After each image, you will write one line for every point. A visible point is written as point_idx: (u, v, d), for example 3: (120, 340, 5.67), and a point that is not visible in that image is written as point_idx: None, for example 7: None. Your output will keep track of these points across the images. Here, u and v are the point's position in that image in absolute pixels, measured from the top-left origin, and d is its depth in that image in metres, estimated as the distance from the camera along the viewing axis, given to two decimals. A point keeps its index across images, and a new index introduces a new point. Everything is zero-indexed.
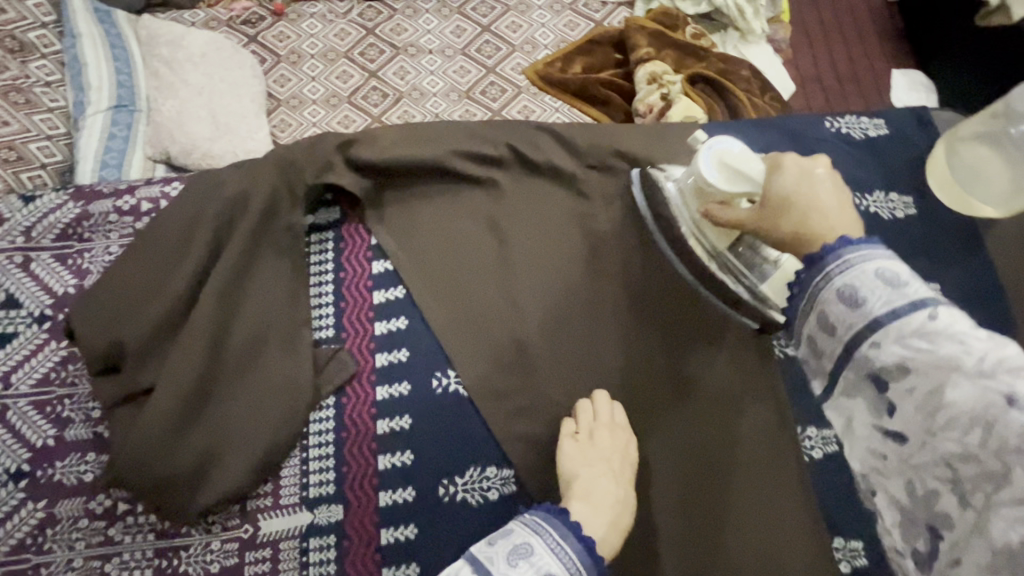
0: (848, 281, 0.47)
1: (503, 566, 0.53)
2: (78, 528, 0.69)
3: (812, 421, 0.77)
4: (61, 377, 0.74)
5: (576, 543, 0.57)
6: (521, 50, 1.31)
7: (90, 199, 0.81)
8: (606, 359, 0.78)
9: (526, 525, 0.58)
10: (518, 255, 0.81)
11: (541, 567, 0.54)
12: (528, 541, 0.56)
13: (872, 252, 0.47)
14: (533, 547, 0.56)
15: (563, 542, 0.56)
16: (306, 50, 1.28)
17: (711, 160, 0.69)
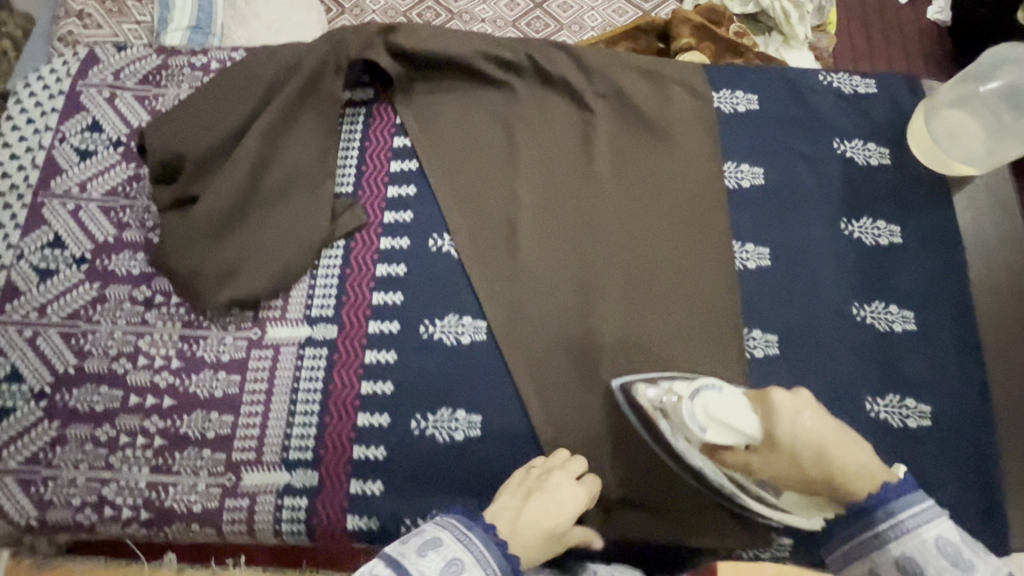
0: (909, 514, 0.63)
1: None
2: (122, 308, 0.83)
3: (759, 326, 0.84)
4: (126, 191, 0.89)
5: (502, 559, 0.64)
6: (568, 28, 1.43)
7: (170, 54, 0.96)
8: (585, 249, 0.87)
9: (455, 538, 0.63)
10: (521, 151, 0.92)
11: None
12: (458, 556, 0.62)
13: (916, 502, 0.64)
14: (463, 562, 0.62)
15: (490, 556, 0.63)
16: (368, 5, 1.41)
17: (696, 411, 0.72)
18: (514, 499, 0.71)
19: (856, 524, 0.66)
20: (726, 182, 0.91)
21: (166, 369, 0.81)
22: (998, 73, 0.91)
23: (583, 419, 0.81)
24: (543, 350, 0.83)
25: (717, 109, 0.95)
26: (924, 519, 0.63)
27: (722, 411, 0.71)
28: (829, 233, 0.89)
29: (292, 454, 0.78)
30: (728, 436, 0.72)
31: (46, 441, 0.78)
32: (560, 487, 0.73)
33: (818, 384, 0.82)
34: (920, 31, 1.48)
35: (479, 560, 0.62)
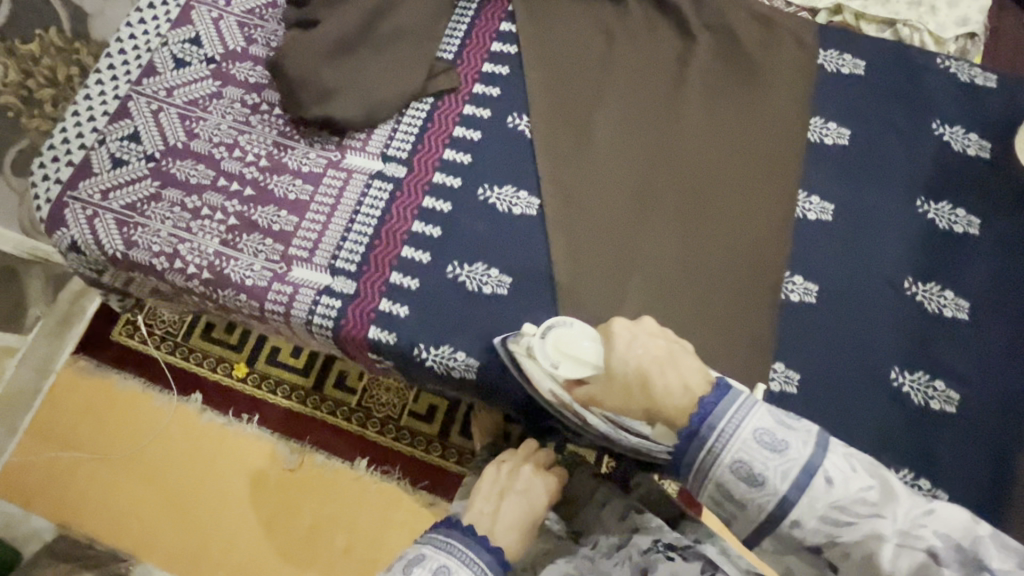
0: (728, 417, 0.59)
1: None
2: (232, 108, 0.94)
3: (803, 273, 0.84)
4: (262, 14, 1.00)
5: (485, 555, 0.69)
6: None
7: None
8: (651, 160, 0.89)
9: (437, 549, 0.68)
10: (615, 58, 0.95)
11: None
12: (442, 563, 0.67)
13: (736, 403, 0.60)
14: (446, 571, 0.66)
15: (473, 556, 0.68)
16: None
17: (549, 349, 0.73)
18: (488, 506, 0.78)
19: (689, 447, 0.60)
20: (809, 134, 0.91)
21: (255, 166, 0.91)
22: None
23: (602, 307, 0.83)
24: (587, 239, 0.86)
25: (820, 66, 0.94)
26: (740, 416, 0.59)
27: (567, 347, 0.72)
28: (901, 206, 0.87)
29: (339, 262, 0.86)
30: (580, 370, 0.71)
31: (144, 195, 0.90)
32: (527, 481, 0.82)
33: (847, 343, 0.81)
34: None
35: (463, 560, 0.67)
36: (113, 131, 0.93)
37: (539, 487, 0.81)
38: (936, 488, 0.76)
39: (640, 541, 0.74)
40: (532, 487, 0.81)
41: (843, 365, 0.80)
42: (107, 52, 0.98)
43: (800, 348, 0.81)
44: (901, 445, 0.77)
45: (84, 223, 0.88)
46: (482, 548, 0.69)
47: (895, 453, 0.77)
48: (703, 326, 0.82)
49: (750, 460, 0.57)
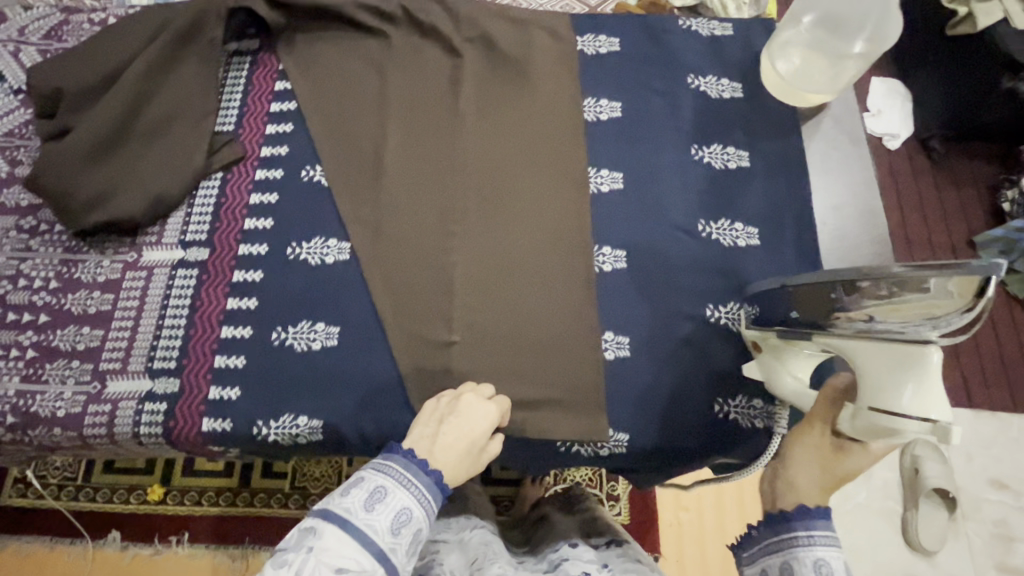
0: (819, 536, 0.62)
1: (360, 511, 0.61)
2: (8, 237, 0.89)
3: (608, 242, 0.89)
4: (22, 133, 0.95)
5: (423, 476, 0.66)
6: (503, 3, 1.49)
7: (72, 12, 1.03)
8: (446, 177, 0.93)
9: (374, 471, 0.66)
10: (391, 91, 0.98)
11: (395, 504, 0.63)
12: (380, 484, 0.64)
13: (828, 535, 0.62)
14: (384, 489, 0.64)
15: (411, 477, 0.66)
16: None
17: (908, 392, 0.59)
18: (427, 429, 0.72)
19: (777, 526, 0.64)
20: (585, 115, 0.97)
21: (44, 289, 0.86)
22: (808, 7, 0.95)
23: (429, 328, 0.84)
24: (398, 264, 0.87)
25: (580, 52, 1.02)
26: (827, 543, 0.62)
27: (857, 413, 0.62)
28: (679, 159, 0.94)
29: (157, 363, 0.82)
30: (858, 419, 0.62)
31: None
32: (469, 408, 0.75)
33: (663, 294, 0.86)
34: None
35: (401, 479, 0.65)
36: None
37: (479, 413, 0.74)
38: (768, 404, 0.82)
39: (570, 567, 0.76)
40: (476, 415, 0.75)
41: (663, 316, 0.85)
42: None
43: (623, 312, 0.86)
44: (730, 373, 0.83)
45: None
46: (422, 468, 0.67)
47: (727, 381, 0.83)
48: (529, 318, 0.85)
49: (798, 569, 0.61)
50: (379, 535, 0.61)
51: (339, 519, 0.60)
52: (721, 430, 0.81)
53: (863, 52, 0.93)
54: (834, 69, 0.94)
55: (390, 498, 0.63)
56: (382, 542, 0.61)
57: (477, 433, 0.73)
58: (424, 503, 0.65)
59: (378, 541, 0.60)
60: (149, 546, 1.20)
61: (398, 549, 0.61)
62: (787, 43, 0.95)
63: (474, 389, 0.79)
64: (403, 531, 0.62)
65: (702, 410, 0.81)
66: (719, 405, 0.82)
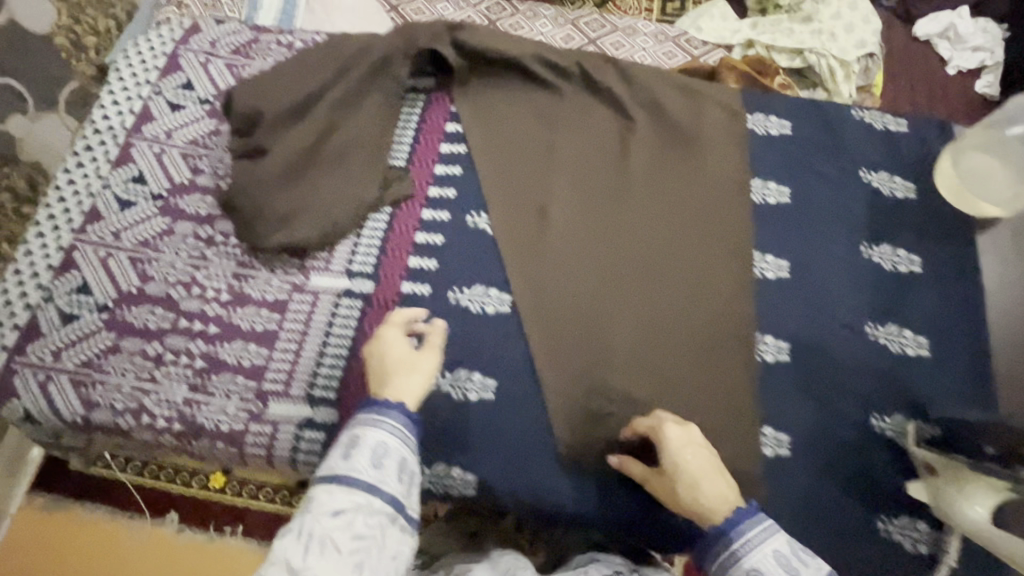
0: (755, 532, 0.63)
1: (339, 459, 0.63)
2: (185, 243, 0.92)
3: (772, 331, 0.88)
4: (206, 143, 0.99)
5: (392, 413, 0.67)
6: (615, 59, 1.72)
7: (262, 31, 1.07)
8: (609, 241, 0.93)
9: (352, 426, 0.67)
10: (560, 146, 0.99)
11: (369, 442, 0.64)
12: (355, 432, 0.65)
13: (764, 527, 0.64)
14: (357, 435, 0.65)
15: (380, 416, 0.66)
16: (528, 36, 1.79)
17: None
18: None
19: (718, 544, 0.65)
20: (753, 196, 0.96)
21: (216, 300, 0.89)
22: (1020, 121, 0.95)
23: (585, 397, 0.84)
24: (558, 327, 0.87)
25: (751, 130, 1.01)
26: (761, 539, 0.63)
27: None
28: (848, 255, 0.92)
29: (318, 391, 0.84)
30: None
31: (101, 349, 0.85)
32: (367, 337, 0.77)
33: (825, 394, 0.84)
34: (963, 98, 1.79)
35: (363, 418, 0.67)
36: (60, 285, 0.89)
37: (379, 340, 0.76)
38: (932, 530, 0.78)
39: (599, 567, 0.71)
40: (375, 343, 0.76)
41: (825, 418, 0.83)
42: (44, 202, 0.94)
43: (783, 408, 0.84)
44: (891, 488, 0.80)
45: (36, 391, 0.83)
46: (382, 404, 0.68)
47: (886, 496, 0.80)
48: (685, 398, 0.84)
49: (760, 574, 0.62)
50: (363, 473, 0.62)
51: (327, 473, 0.62)
52: (880, 549, 0.78)
53: None
54: (1016, 186, 0.93)
55: (358, 435, 0.65)
56: (368, 477, 0.62)
57: (420, 367, 0.74)
58: (401, 437, 0.66)
59: (361, 477, 0.62)
60: (204, 533, 1.18)
61: (387, 480, 0.63)
62: (977, 146, 0.95)
63: (397, 322, 0.79)
64: (385, 463, 0.64)
65: (860, 524, 0.79)
66: (881, 522, 0.79)
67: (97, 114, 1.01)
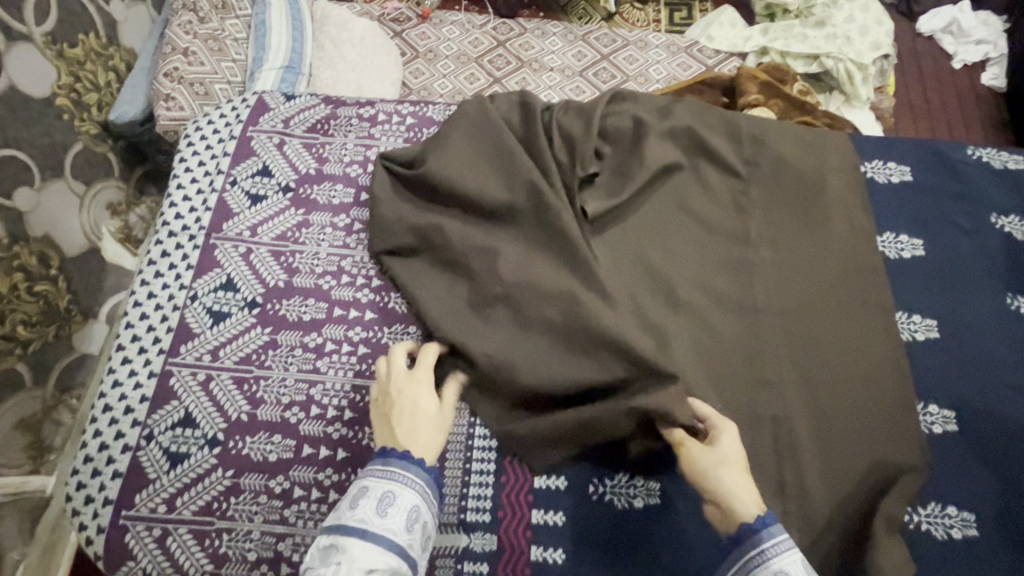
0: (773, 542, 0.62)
1: (373, 518, 0.60)
2: (294, 355, 0.83)
3: (935, 400, 0.83)
4: (296, 236, 0.90)
5: (423, 471, 0.65)
6: (635, 79, 1.69)
7: (338, 105, 1.00)
8: (744, 318, 0.88)
9: (379, 477, 0.64)
10: (674, 219, 0.94)
11: (405, 504, 0.62)
12: (387, 488, 0.63)
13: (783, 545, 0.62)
14: (394, 491, 0.63)
15: (416, 478, 0.64)
16: (547, 62, 1.72)
17: None
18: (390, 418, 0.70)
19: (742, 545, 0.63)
20: (885, 252, 0.92)
21: (339, 420, 0.80)
22: None
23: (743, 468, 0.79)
24: (716, 386, 0.83)
25: (870, 178, 0.97)
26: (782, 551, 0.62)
27: None
28: (996, 309, 0.88)
29: (470, 515, 0.76)
30: None
31: (219, 491, 0.76)
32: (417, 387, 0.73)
33: (1002, 464, 0.80)
34: (976, 94, 1.79)
35: (406, 483, 0.64)
36: (159, 421, 0.79)
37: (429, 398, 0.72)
38: None
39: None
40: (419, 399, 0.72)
41: (1009, 491, 0.79)
42: (127, 321, 0.85)
43: (965, 484, 0.79)
44: None
45: (154, 547, 0.73)
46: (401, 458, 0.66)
47: None
48: (862, 486, 0.78)
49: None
50: (397, 535, 0.60)
51: (353, 530, 0.59)
52: None
53: None
54: None
55: (400, 500, 0.62)
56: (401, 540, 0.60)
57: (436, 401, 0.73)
58: (428, 496, 0.65)
59: (395, 541, 0.60)
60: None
61: (414, 544, 0.61)
62: None
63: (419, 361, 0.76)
64: (415, 527, 0.62)
65: None
66: None
67: (170, 213, 0.91)
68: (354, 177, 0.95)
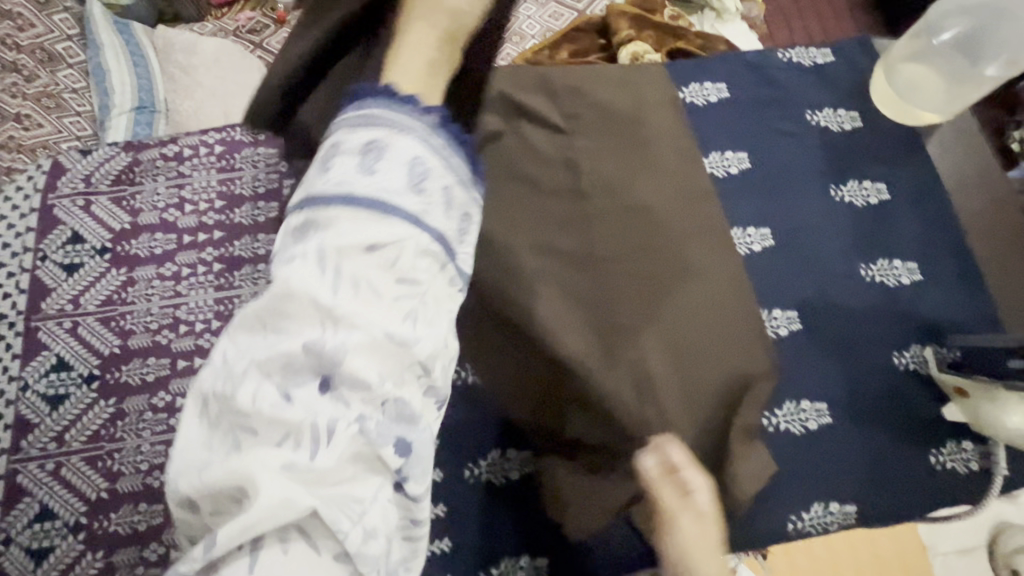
0: None
1: (355, 174, 0.41)
2: (144, 420, 0.81)
3: (776, 305, 0.87)
4: (123, 298, 0.86)
5: (420, 113, 0.44)
6: (511, 40, 1.64)
7: (140, 149, 0.94)
8: (587, 272, 0.89)
9: (352, 126, 0.43)
10: (500, 190, 0.92)
11: (401, 152, 0.42)
12: (372, 138, 0.42)
13: None
14: (380, 138, 0.42)
15: (398, 116, 0.43)
16: None
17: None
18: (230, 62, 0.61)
19: None
20: (713, 172, 0.94)
21: None
22: (953, 22, 0.92)
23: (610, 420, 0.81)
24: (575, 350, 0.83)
25: (689, 103, 0.98)
26: None
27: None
28: (821, 202, 0.92)
29: None
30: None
31: (93, 575, 0.74)
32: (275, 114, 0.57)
33: (845, 349, 0.85)
34: None
35: (375, 134, 0.42)
36: (14, 521, 0.76)
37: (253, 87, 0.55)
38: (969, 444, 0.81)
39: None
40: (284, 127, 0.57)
41: (852, 371, 0.84)
42: None
43: (813, 375, 0.84)
44: (931, 415, 0.82)
45: None
46: (366, 96, 0.44)
47: (926, 426, 0.81)
48: (717, 404, 0.82)
49: None
50: (395, 190, 0.41)
51: (335, 200, 0.40)
52: (942, 482, 0.80)
53: (998, 74, 0.90)
54: (952, 90, 0.93)
55: (382, 144, 0.42)
56: (410, 205, 0.41)
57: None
58: (437, 148, 0.44)
59: (401, 199, 0.41)
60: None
61: (433, 208, 0.43)
62: (908, 58, 0.95)
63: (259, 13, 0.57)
64: (429, 184, 0.43)
65: (919, 463, 0.80)
66: (933, 456, 0.80)
67: None
68: (173, 222, 0.90)
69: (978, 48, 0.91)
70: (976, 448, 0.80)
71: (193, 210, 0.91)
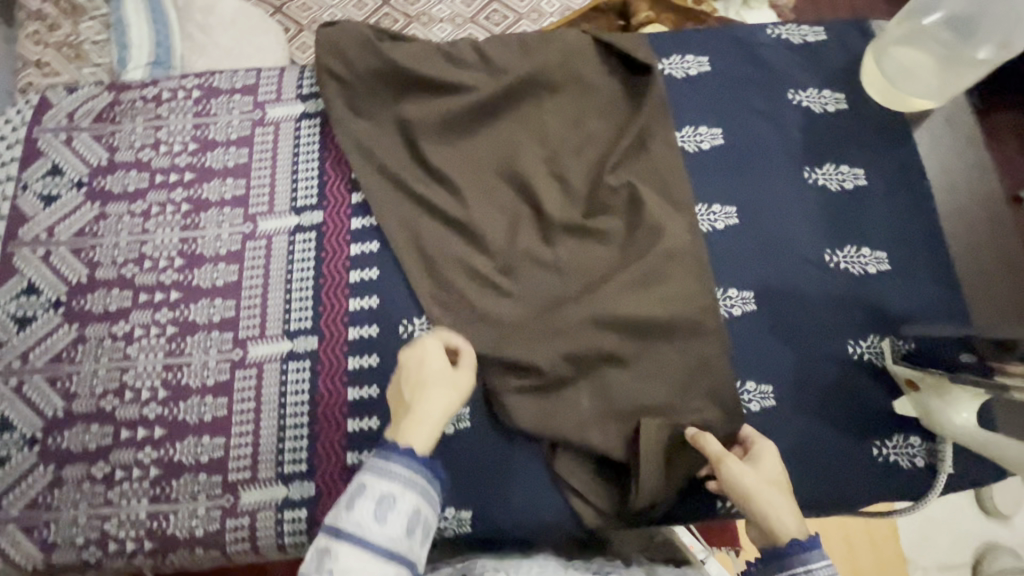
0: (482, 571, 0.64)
1: (372, 525, 0.59)
2: (103, 346, 0.84)
3: (733, 284, 0.85)
4: (94, 230, 0.89)
5: (418, 464, 0.64)
6: None
7: (122, 90, 0.96)
8: (544, 239, 0.87)
9: (377, 475, 0.62)
10: (462, 149, 0.90)
11: (405, 508, 0.61)
12: (384, 490, 0.61)
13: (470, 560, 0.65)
14: (392, 493, 0.61)
15: (410, 474, 0.63)
16: None
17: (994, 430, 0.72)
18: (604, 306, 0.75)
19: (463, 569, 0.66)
20: (684, 146, 0.92)
21: (153, 400, 0.82)
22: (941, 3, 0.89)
23: (549, 384, 0.81)
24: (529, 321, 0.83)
25: (668, 76, 0.96)
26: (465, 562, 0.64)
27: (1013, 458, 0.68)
28: (793, 184, 0.89)
29: (287, 467, 0.79)
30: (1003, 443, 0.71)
31: (43, 486, 0.78)
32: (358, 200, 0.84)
33: (798, 335, 0.83)
34: None
35: (405, 480, 0.62)
36: None
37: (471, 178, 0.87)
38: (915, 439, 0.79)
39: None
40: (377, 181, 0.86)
41: (803, 357, 0.82)
42: None
43: (761, 357, 0.82)
44: (879, 408, 0.80)
45: None
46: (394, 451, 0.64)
47: (872, 418, 0.80)
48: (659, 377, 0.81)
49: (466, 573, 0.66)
50: (388, 544, 0.59)
51: (353, 547, 0.58)
52: (882, 474, 0.78)
53: (990, 56, 0.88)
54: (945, 73, 0.90)
55: (399, 503, 0.61)
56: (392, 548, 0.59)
57: (457, 386, 0.71)
58: (423, 492, 0.63)
59: (392, 548, 0.59)
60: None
61: (414, 549, 0.61)
62: (900, 40, 0.91)
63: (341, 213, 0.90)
64: (415, 531, 0.62)
65: (860, 453, 0.78)
66: (876, 447, 0.79)
67: None
68: (147, 161, 0.93)
69: (970, 28, 0.89)
70: (921, 443, 0.78)
71: (167, 151, 0.93)
